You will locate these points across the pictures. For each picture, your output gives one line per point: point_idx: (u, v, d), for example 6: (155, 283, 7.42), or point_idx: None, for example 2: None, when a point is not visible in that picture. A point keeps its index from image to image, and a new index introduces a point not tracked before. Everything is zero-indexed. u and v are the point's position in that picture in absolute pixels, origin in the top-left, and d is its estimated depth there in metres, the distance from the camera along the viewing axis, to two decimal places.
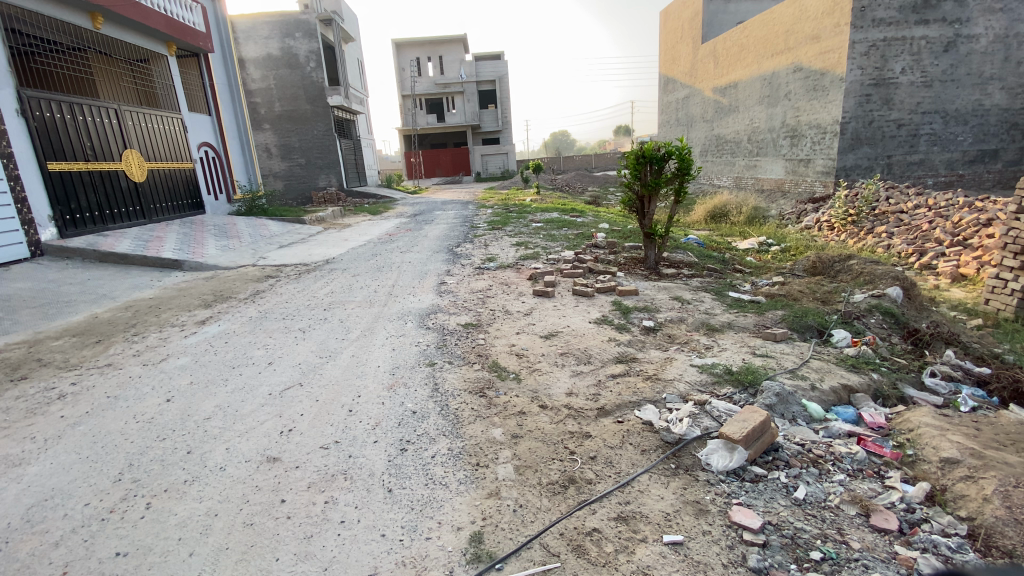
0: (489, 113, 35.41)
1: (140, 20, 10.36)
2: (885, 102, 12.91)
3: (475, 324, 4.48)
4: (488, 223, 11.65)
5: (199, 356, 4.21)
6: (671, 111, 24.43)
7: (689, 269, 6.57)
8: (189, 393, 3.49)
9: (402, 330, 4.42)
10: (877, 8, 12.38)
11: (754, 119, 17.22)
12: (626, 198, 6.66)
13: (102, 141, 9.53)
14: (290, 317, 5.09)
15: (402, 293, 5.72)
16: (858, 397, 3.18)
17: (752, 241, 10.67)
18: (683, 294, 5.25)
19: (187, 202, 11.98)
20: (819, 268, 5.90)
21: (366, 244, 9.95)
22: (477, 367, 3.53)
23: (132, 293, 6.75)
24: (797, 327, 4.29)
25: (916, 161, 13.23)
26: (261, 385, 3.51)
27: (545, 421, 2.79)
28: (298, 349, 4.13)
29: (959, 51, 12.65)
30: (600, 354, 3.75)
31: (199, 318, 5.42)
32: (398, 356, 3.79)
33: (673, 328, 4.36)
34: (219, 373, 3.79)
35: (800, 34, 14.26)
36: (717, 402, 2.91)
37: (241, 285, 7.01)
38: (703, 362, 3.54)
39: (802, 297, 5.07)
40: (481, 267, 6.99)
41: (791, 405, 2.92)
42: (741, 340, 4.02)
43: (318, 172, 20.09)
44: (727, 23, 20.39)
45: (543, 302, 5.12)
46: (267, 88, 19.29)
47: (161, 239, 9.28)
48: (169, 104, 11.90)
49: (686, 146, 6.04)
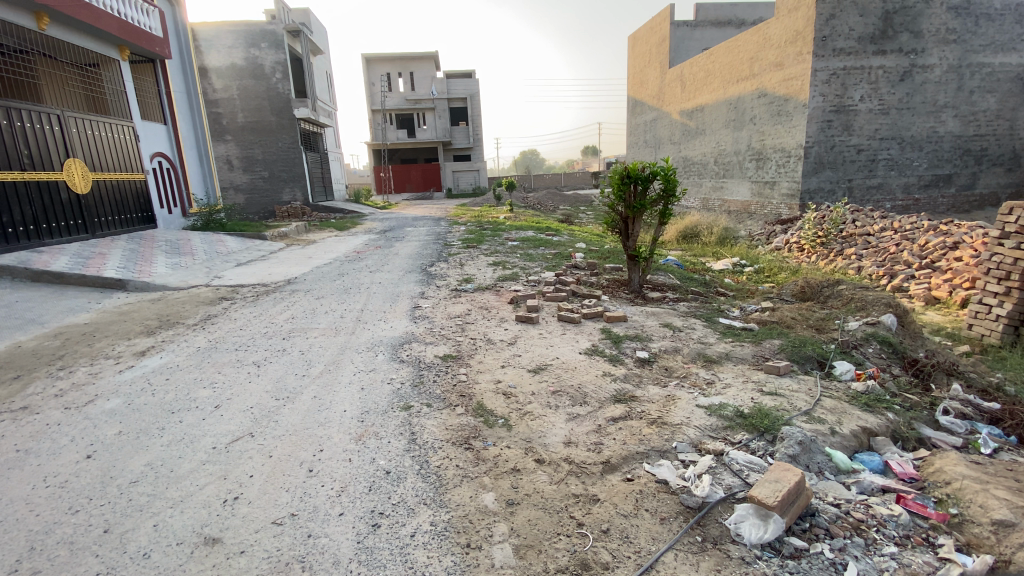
0: (459, 130, 35.24)
1: (91, 22, 9.60)
2: (846, 128, 13.30)
3: (454, 357, 4.05)
4: (462, 241, 11.27)
5: (135, 397, 3.63)
6: (639, 133, 24.82)
7: (674, 292, 6.31)
8: (115, 447, 2.93)
9: (372, 364, 3.95)
10: (837, 38, 12.81)
11: (720, 142, 17.53)
12: (609, 219, 6.38)
13: (41, 150, 8.71)
14: (243, 348, 4.53)
15: (371, 319, 5.24)
16: (879, 442, 2.95)
17: (726, 261, 10.62)
18: (673, 321, 4.95)
19: (137, 216, 11.13)
20: (808, 294, 5.75)
21: (332, 263, 9.38)
22: (459, 411, 3.09)
23: (66, 317, 6.02)
24: (797, 358, 4.06)
25: (875, 185, 13.64)
26: (204, 435, 2.98)
27: (544, 482, 2.40)
28: (253, 388, 3.61)
29: (913, 80, 13.17)
30: (596, 393, 3.37)
31: (139, 349, 4.79)
32: (367, 398, 3.32)
33: (668, 359, 4.04)
34: (155, 420, 3.23)
35: (765, 61, 14.61)
36: (734, 453, 2.60)
37: (191, 308, 6.37)
38: (709, 402, 3.21)
39: (795, 324, 4.85)
40: (457, 289, 6.58)
41: (815, 455, 2.64)
42: (743, 374, 3.73)
43: (282, 185, 19.31)
44: (693, 48, 20.89)
45: (526, 329, 4.75)
46: (230, 99, 18.52)
47: (103, 257, 8.47)
48: (120, 112, 11.07)
49: (671, 166, 5.76)
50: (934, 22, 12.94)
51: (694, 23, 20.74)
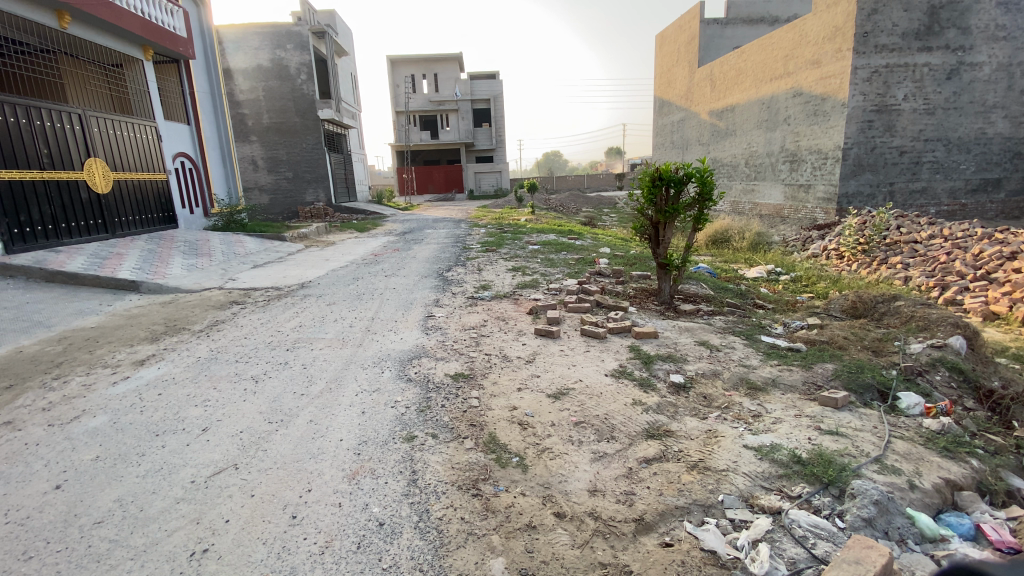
0: (482, 131, 35.03)
1: (113, 21, 9.56)
2: (887, 129, 12.50)
3: (466, 376, 3.67)
4: (481, 244, 10.93)
5: (123, 414, 3.37)
6: (666, 134, 24.14)
7: (708, 304, 5.82)
8: (88, 477, 2.65)
9: (377, 383, 3.60)
10: (879, 33, 12.04)
11: (751, 143, 16.82)
12: (638, 224, 5.93)
13: (61, 149, 8.69)
14: (244, 360, 4.24)
15: (380, 330, 4.89)
16: (965, 498, 2.48)
17: (760, 269, 10.04)
18: (710, 339, 4.48)
19: (158, 216, 11.11)
20: (860, 310, 5.20)
21: (349, 266, 9.13)
22: (468, 446, 2.71)
23: (74, 320, 5.86)
24: (854, 387, 3.57)
25: (918, 189, 12.80)
26: (184, 466, 2.68)
27: (565, 545, 2.02)
28: (246, 408, 3.31)
29: (961, 79, 12.30)
30: (625, 426, 2.95)
31: (138, 358, 4.56)
32: (367, 425, 2.97)
33: (707, 386, 3.59)
34: (136, 444, 2.94)
35: (801, 59, 13.89)
36: (796, 512, 2.17)
37: (200, 312, 6.17)
38: (759, 442, 2.77)
39: (848, 345, 4.33)
40: (474, 296, 6.23)
41: (895, 518, 2.20)
42: (794, 407, 3.27)
43: (305, 186, 19.32)
44: (724, 47, 20.17)
45: (547, 344, 4.34)
46: (256, 100, 18.62)
47: (121, 257, 8.39)
48: (143, 112, 11.06)
49: (708, 168, 5.26)
50: (984, 17, 12.08)
51: (724, 21, 20.02)
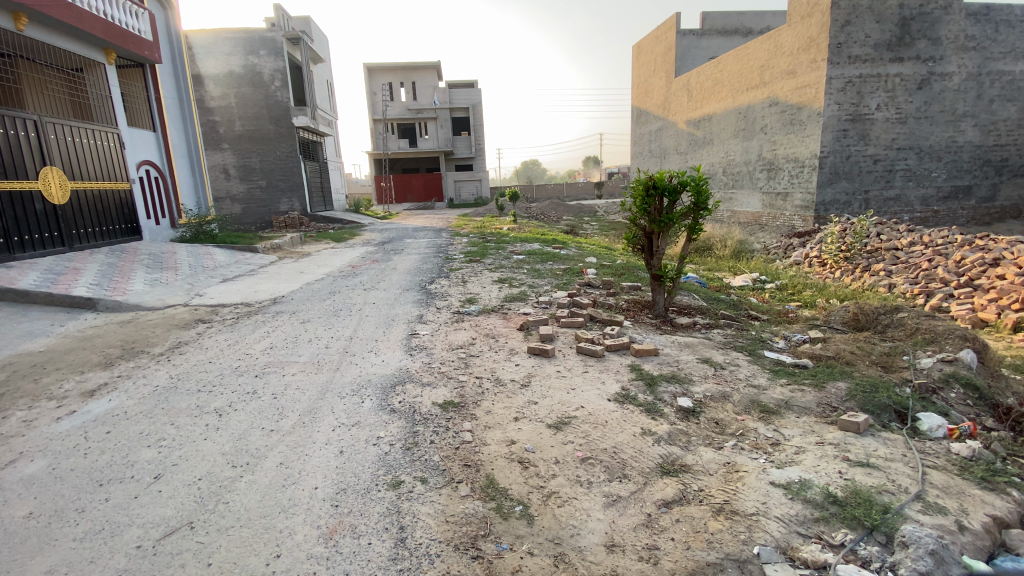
0: (461, 139, 34.78)
1: (72, 23, 8.98)
2: (862, 138, 12.64)
3: (456, 405, 3.32)
4: (465, 254, 10.57)
5: (64, 458, 2.91)
6: (644, 142, 24.29)
7: (703, 317, 5.58)
8: (15, 541, 2.21)
9: (356, 415, 3.24)
10: (853, 44, 12.21)
11: (729, 152, 16.92)
12: (630, 234, 5.65)
13: (14, 157, 8.07)
14: (207, 389, 3.82)
15: (359, 352, 4.51)
16: (1014, 537, 2.27)
17: (745, 277, 9.96)
18: (713, 356, 4.22)
19: (120, 228, 10.47)
20: (862, 322, 5.04)
21: (326, 279, 8.69)
22: (464, 493, 2.39)
23: (21, 344, 5.30)
24: (871, 407, 3.39)
25: (893, 197, 12.96)
26: (130, 526, 2.27)
27: None
28: (207, 449, 2.90)
29: (931, 89, 12.53)
30: (638, 461, 2.66)
31: (89, 388, 4.06)
32: (346, 468, 2.62)
33: (717, 409, 3.32)
34: (75, 496, 2.51)
35: (777, 69, 14.02)
36: (843, 568, 1.94)
37: (161, 333, 5.68)
38: (787, 477, 2.52)
39: (856, 360, 4.14)
40: (459, 312, 5.89)
41: (952, 569, 1.98)
42: (816, 434, 3.03)
43: (279, 195, 18.73)
44: (700, 57, 20.38)
45: (542, 365, 4.02)
46: (227, 106, 17.98)
47: (77, 272, 7.81)
48: (106, 118, 10.46)
49: (703, 176, 5.03)
50: (953, 28, 12.36)
51: (700, 32, 20.26)
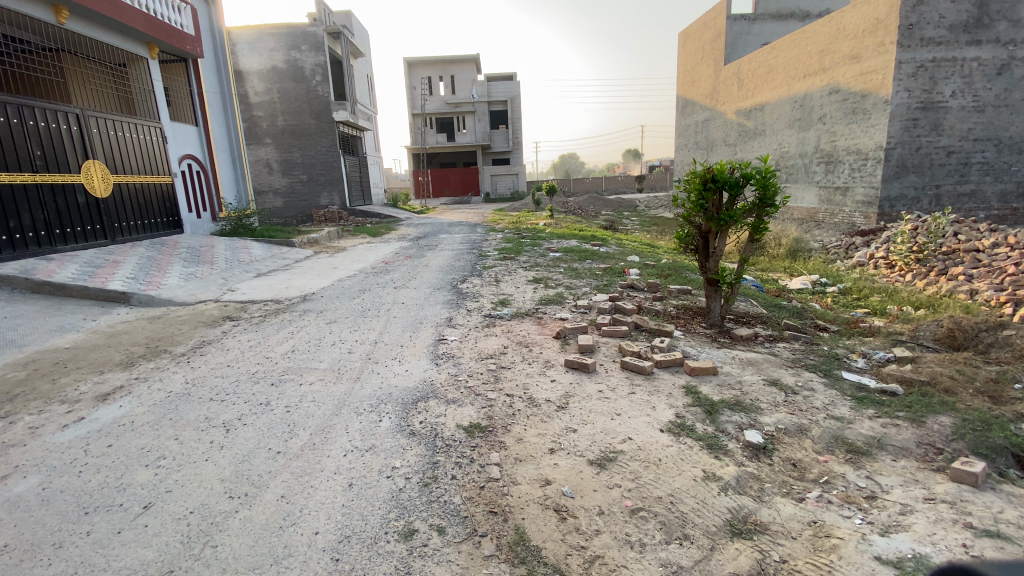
0: (499, 133, 34.40)
1: (114, 17, 9.03)
2: (934, 128, 11.43)
3: (484, 430, 2.91)
4: (499, 251, 10.16)
5: (58, 476, 2.68)
6: (689, 134, 23.21)
7: (765, 327, 4.96)
8: None
9: (371, 438, 2.87)
10: (926, 26, 11.01)
11: (782, 143, 15.82)
12: (682, 232, 5.09)
13: (56, 150, 8.18)
14: (219, 398, 3.56)
15: (382, 359, 4.16)
16: None
17: (803, 279, 9.14)
18: (781, 377, 3.65)
19: (161, 221, 10.61)
20: (960, 340, 4.34)
21: (357, 275, 8.47)
22: (487, 552, 1.98)
23: (50, 339, 5.25)
24: (986, 450, 2.77)
25: (967, 192, 11.64)
26: (105, 571, 1.98)
27: None
28: (206, 474, 2.60)
29: (1013, 74, 11.18)
30: (702, 518, 2.19)
31: (103, 391, 3.88)
32: (352, 509, 2.25)
33: (793, 447, 2.78)
34: (57, 528, 2.25)
35: (839, 54, 12.93)
36: None
37: (188, 330, 5.53)
38: (896, 551, 1.99)
39: (958, 387, 3.48)
40: (491, 315, 5.50)
41: None
42: (922, 486, 2.47)
43: (319, 189, 18.88)
44: (751, 44, 19.21)
45: (581, 383, 3.56)
46: (269, 101, 18.19)
47: (116, 265, 7.86)
48: (149, 113, 10.59)
49: (770, 167, 4.44)
50: None
51: (752, 17, 19.09)
